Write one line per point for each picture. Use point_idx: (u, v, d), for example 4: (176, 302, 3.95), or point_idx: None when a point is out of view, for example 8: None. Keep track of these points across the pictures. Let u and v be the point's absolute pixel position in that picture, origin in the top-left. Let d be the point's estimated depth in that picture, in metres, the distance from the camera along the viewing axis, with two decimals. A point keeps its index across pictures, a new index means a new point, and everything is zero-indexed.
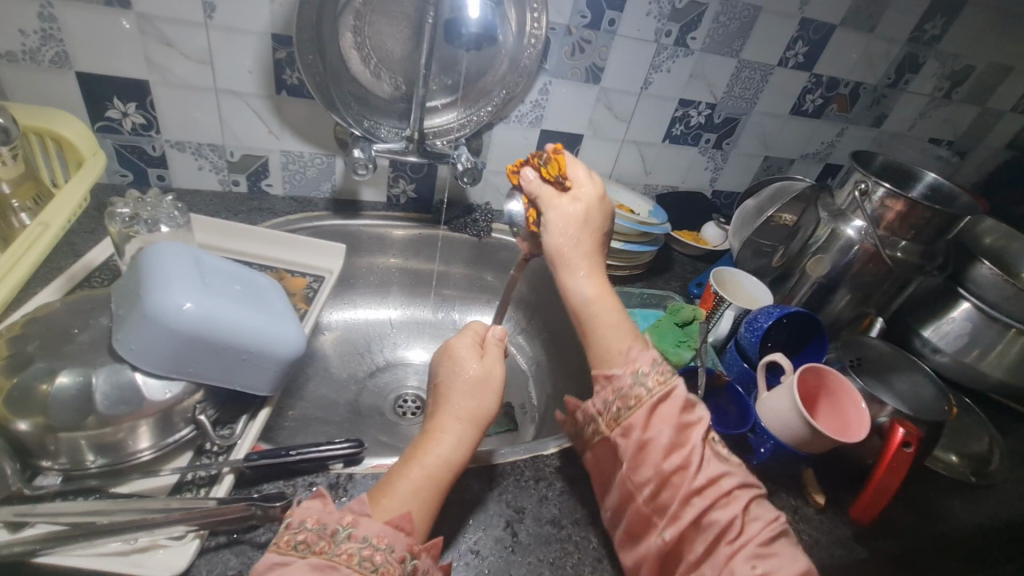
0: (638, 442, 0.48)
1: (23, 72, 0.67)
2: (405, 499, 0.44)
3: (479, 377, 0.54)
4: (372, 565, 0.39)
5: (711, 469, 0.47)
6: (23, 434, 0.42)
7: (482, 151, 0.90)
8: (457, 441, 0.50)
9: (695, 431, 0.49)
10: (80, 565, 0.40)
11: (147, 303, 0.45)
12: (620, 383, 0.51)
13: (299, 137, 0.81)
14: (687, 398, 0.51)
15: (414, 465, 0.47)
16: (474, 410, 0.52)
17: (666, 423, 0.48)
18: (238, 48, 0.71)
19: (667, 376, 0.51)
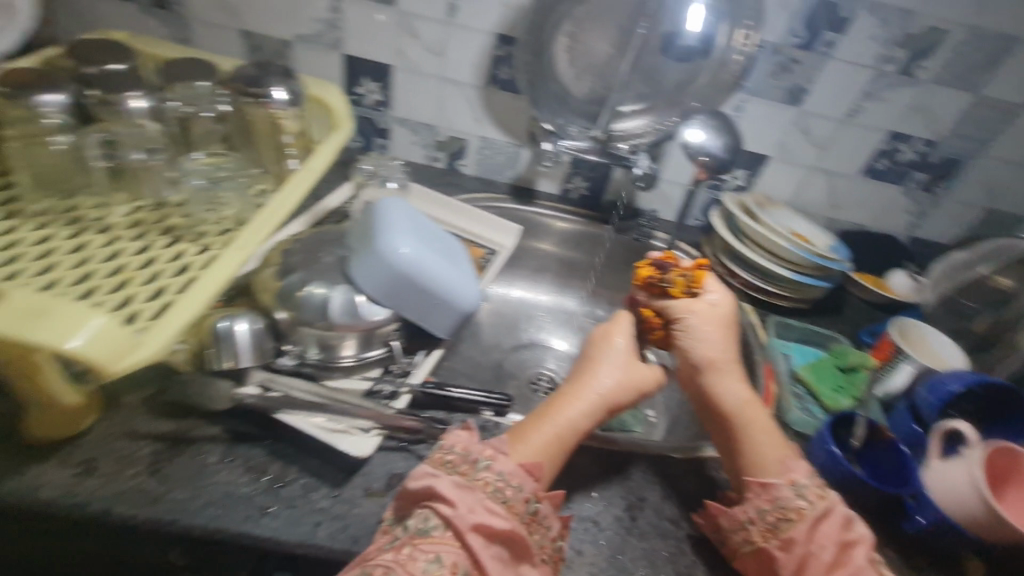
0: (799, 558, 0.46)
1: (309, 51, 0.86)
2: (537, 453, 0.50)
3: (629, 363, 0.57)
4: (502, 496, 0.46)
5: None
6: (279, 322, 0.56)
7: (660, 160, 0.92)
8: (593, 413, 0.54)
9: (859, 550, 0.46)
10: (300, 427, 0.50)
11: (377, 245, 0.56)
12: (778, 493, 0.50)
13: (498, 126, 0.91)
14: (854, 516, 0.49)
15: (547, 419, 0.53)
16: (615, 388, 0.56)
17: (823, 526, 0.47)
18: (468, 44, 0.82)
19: (827, 493, 0.50)
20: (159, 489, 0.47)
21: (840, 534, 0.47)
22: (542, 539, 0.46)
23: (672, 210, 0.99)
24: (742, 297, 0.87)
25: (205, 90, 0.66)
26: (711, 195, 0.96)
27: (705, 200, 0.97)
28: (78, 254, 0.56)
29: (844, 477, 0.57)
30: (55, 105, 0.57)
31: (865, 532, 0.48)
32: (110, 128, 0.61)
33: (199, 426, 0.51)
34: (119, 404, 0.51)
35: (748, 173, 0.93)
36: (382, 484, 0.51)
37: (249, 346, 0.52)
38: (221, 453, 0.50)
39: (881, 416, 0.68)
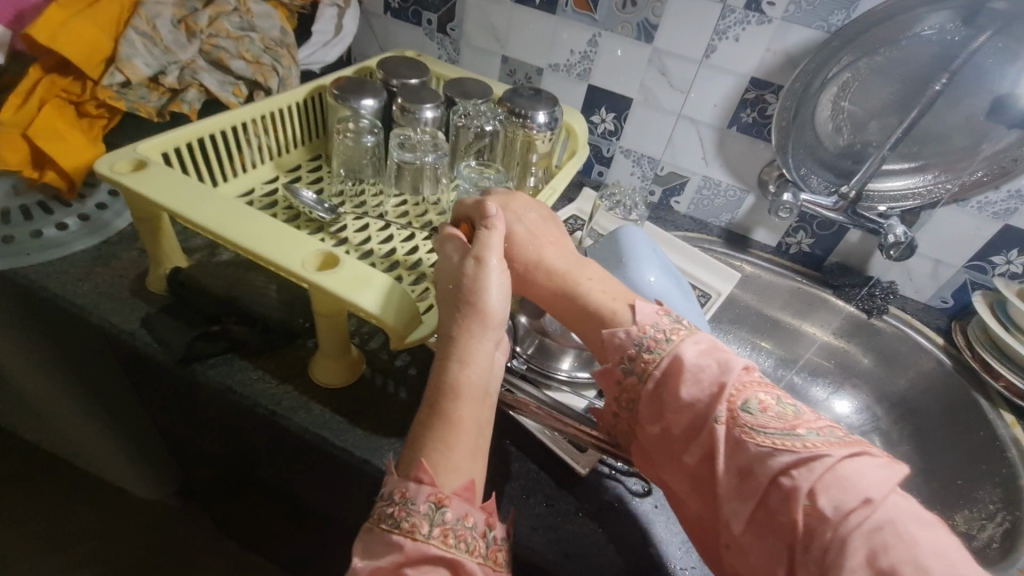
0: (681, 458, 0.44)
1: (558, 79, 0.92)
2: (424, 446, 0.42)
3: (464, 284, 0.48)
4: (398, 521, 0.39)
5: (752, 465, 0.40)
6: (518, 324, 0.63)
7: (915, 228, 0.81)
8: (453, 366, 0.45)
9: (705, 406, 0.43)
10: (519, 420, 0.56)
11: (628, 273, 0.58)
12: (615, 374, 0.48)
13: (726, 169, 0.89)
14: (706, 370, 0.44)
15: (428, 403, 0.44)
16: (469, 323, 0.47)
17: (672, 414, 0.44)
18: (718, 84, 0.82)
19: (653, 350, 0.47)
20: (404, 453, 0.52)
21: (688, 419, 0.43)
22: (470, 541, 0.39)
23: (913, 284, 0.87)
24: (1004, 404, 0.73)
25: (482, 108, 0.75)
26: (970, 276, 0.82)
27: (959, 280, 0.83)
28: (362, 232, 0.67)
29: None
30: (369, 109, 0.70)
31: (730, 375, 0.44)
32: (407, 132, 0.70)
33: None
34: (377, 367, 0.59)
35: None
36: (594, 508, 0.52)
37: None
38: None
39: None
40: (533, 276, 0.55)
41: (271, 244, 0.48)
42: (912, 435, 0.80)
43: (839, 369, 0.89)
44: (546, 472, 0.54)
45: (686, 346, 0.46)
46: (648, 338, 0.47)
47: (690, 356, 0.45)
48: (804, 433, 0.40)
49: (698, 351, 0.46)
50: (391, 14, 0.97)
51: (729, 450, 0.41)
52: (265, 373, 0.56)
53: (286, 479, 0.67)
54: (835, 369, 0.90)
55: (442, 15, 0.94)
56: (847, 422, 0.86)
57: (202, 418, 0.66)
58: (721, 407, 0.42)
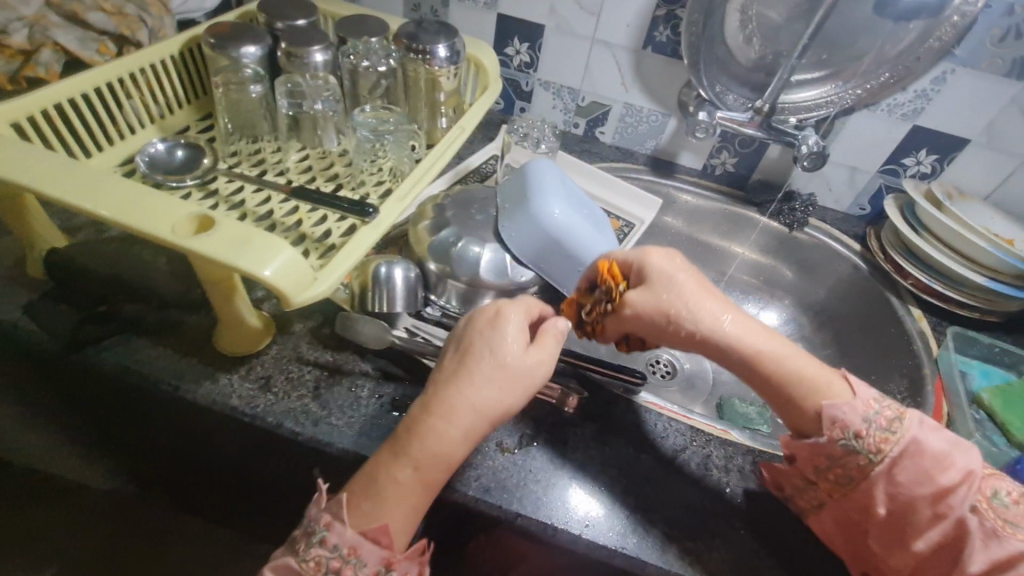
0: (880, 518, 0.44)
1: (465, 10, 0.87)
2: (390, 508, 0.43)
3: (510, 371, 0.45)
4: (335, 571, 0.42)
5: (992, 552, 0.41)
6: (429, 272, 0.58)
7: (830, 137, 0.82)
8: (460, 448, 0.44)
9: (958, 494, 0.42)
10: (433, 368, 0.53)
11: (531, 206, 0.56)
12: (829, 450, 0.45)
13: (646, 93, 0.87)
14: (936, 451, 0.43)
15: (408, 462, 0.43)
16: (496, 407, 0.44)
17: (917, 501, 0.43)
18: (628, 2, 0.78)
19: (889, 437, 0.44)
20: (319, 412, 0.51)
21: (936, 509, 0.42)
22: None
23: (832, 194, 0.88)
24: (913, 301, 0.76)
25: (375, 45, 0.69)
26: (884, 181, 0.84)
27: (875, 186, 0.85)
28: (261, 193, 0.63)
29: None
30: (253, 57, 0.65)
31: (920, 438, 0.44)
32: (295, 79, 0.65)
33: (353, 361, 0.55)
34: (288, 331, 0.57)
35: (937, 158, 0.80)
36: (514, 442, 0.53)
37: (401, 291, 0.56)
38: (371, 389, 0.54)
39: None
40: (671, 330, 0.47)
41: (133, 210, 0.44)
42: (834, 339, 0.84)
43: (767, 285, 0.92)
44: None
45: (914, 425, 0.44)
46: (877, 415, 0.44)
47: (939, 443, 0.44)
48: None
49: (928, 431, 0.44)
50: None
51: (970, 536, 0.42)
52: (167, 349, 0.53)
53: (224, 448, 0.67)
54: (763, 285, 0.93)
55: None
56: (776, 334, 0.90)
57: (121, 399, 0.64)
58: (972, 497, 0.42)
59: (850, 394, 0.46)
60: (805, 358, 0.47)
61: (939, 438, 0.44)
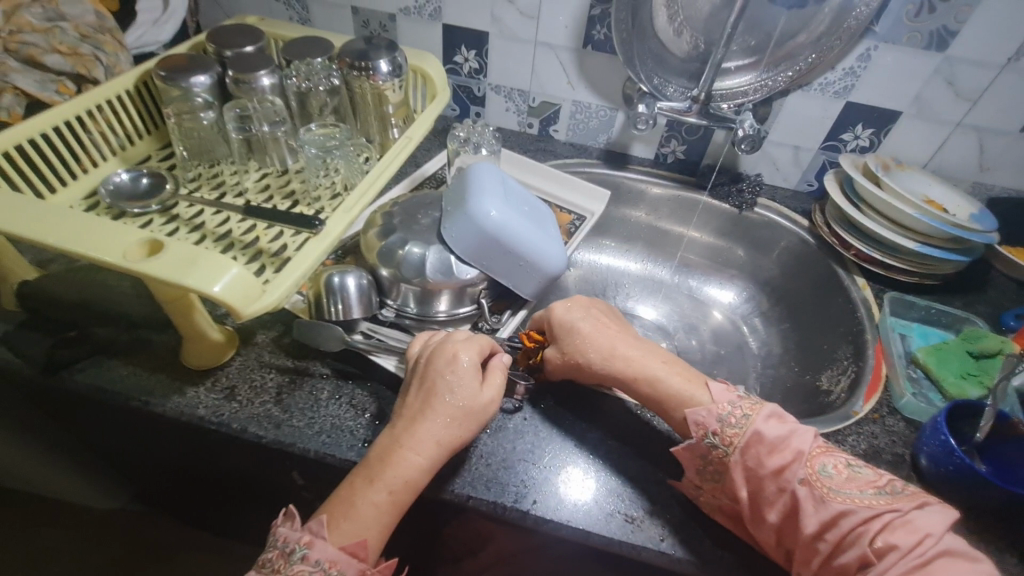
0: (744, 501, 0.48)
1: (412, 23, 0.90)
2: (364, 529, 0.46)
3: (469, 405, 0.50)
4: None
5: (820, 514, 0.45)
6: (382, 277, 0.61)
7: (770, 119, 0.85)
8: (427, 474, 0.49)
9: (792, 470, 0.47)
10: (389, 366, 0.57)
11: (470, 208, 0.58)
12: (701, 450, 0.50)
13: (592, 90, 0.90)
14: (774, 438, 0.48)
15: (382, 483, 0.47)
16: (457, 437, 0.50)
17: (761, 480, 0.47)
18: (563, 4, 0.81)
19: (737, 430, 0.49)
20: (282, 416, 0.54)
21: (776, 484, 0.47)
22: None
23: (779, 173, 0.91)
24: (857, 271, 0.79)
25: (319, 65, 0.73)
26: (827, 157, 0.87)
27: (818, 162, 0.88)
28: (220, 215, 0.66)
29: (958, 471, 0.52)
30: (203, 86, 0.68)
31: (764, 429, 0.49)
32: (243, 104, 0.69)
33: (314, 366, 0.59)
34: (252, 342, 0.61)
35: (874, 131, 0.83)
36: None
37: (356, 297, 0.59)
38: (331, 390, 0.57)
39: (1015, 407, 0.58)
40: (568, 361, 0.57)
41: (88, 240, 0.48)
42: (789, 313, 0.87)
43: (724, 265, 0.96)
44: None
45: (760, 422, 0.49)
46: (727, 414, 0.51)
47: (775, 430, 0.49)
48: (872, 491, 0.46)
49: (773, 423, 0.50)
50: None
51: (803, 505, 0.45)
52: (136, 368, 0.57)
53: (208, 456, 0.71)
54: (721, 265, 0.96)
55: None
56: (735, 312, 0.93)
57: (105, 418, 0.67)
58: (803, 471, 0.47)
59: (710, 398, 0.53)
60: (678, 377, 0.55)
61: (778, 427, 0.49)
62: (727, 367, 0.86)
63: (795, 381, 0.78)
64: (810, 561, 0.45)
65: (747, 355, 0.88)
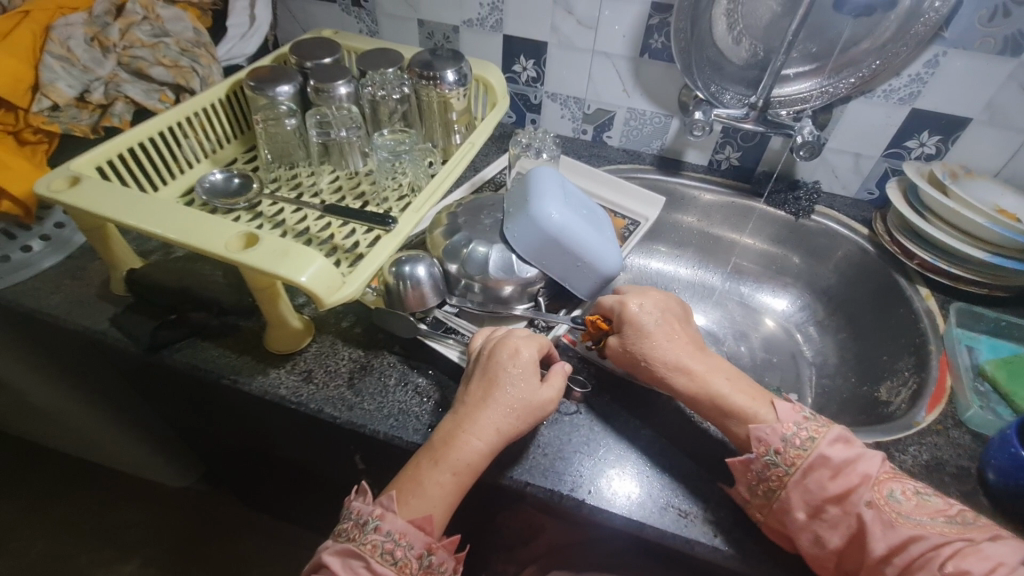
0: (802, 518, 0.48)
1: (474, 34, 0.94)
2: (429, 506, 0.49)
3: (528, 399, 0.53)
4: (392, 558, 0.47)
5: (889, 537, 0.45)
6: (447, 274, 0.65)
7: (830, 125, 0.84)
8: (487, 461, 0.51)
9: (858, 493, 0.47)
10: (452, 357, 0.60)
11: (532, 210, 0.61)
12: (758, 467, 0.50)
13: (646, 97, 0.91)
14: (838, 461, 0.48)
15: (446, 465, 0.50)
16: (515, 428, 0.52)
17: (824, 502, 0.47)
18: (622, 15, 0.84)
19: (803, 449, 0.49)
20: (354, 399, 0.59)
21: (839, 507, 0.47)
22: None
23: (838, 181, 0.90)
24: (920, 281, 0.77)
25: (390, 75, 0.78)
26: (889, 165, 0.86)
27: (880, 170, 0.87)
28: (299, 212, 0.72)
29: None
30: (287, 95, 0.74)
31: (829, 453, 0.49)
32: (323, 111, 0.74)
33: (382, 354, 0.63)
34: (327, 330, 0.65)
35: (941, 138, 0.81)
36: None
37: (428, 285, 0.61)
38: (398, 377, 0.61)
39: None
40: (637, 367, 0.58)
41: (193, 232, 0.54)
42: (846, 322, 0.85)
43: (778, 272, 0.95)
44: None
45: (824, 445, 0.49)
46: (792, 435, 0.50)
47: (839, 452, 0.49)
48: (942, 519, 0.46)
49: (838, 447, 0.49)
50: None
51: (870, 527, 0.46)
52: (225, 349, 0.63)
53: (279, 437, 0.76)
54: (774, 272, 0.95)
55: None
56: (789, 320, 0.92)
57: (192, 396, 0.74)
58: (868, 495, 0.47)
59: (774, 415, 0.52)
60: (741, 392, 0.54)
61: (843, 450, 0.49)
62: (780, 375, 0.86)
63: (851, 392, 0.77)
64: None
65: (800, 363, 0.87)
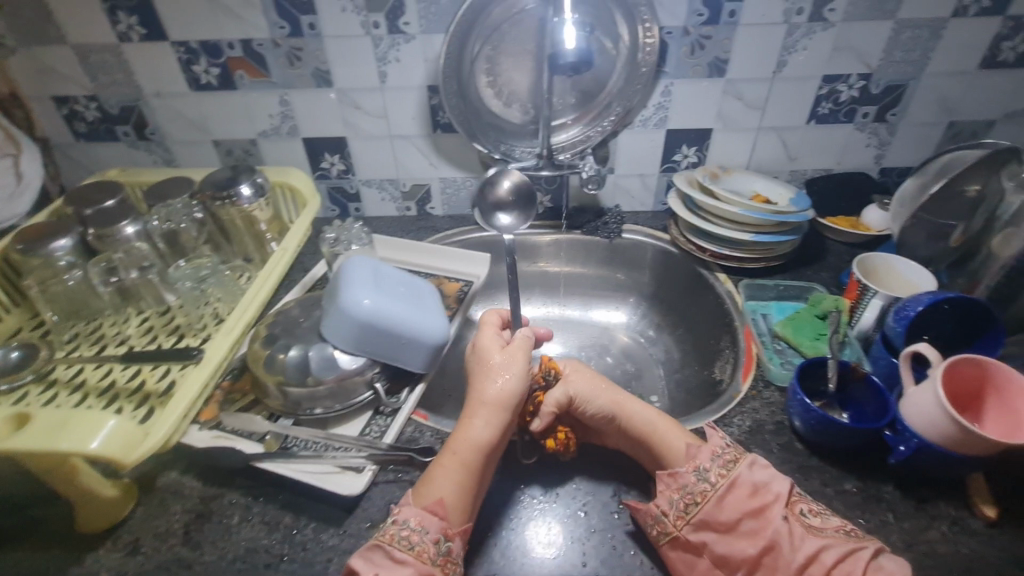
0: (726, 528, 0.53)
1: (273, 143, 0.96)
2: (440, 489, 0.54)
3: (508, 369, 0.63)
4: (410, 544, 0.50)
5: (803, 550, 0.50)
6: (272, 387, 0.63)
7: (611, 157, 0.96)
8: (490, 433, 0.58)
9: (774, 509, 0.52)
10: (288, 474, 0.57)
11: (343, 299, 0.62)
12: (683, 480, 0.55)
13: (452, 166, 0.98)
14: (758, 481, 0.54)
15: (450, 450, 0.57)
16: (509, 399, 0.61)
17: (743, 515, 0.53)
18: (405, 101, 0.91)
19: (730, 470, 0.55)
20: (191, 554, 0.53)
21: (755, 521, 0.52)
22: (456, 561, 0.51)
23: (635, 200, 1.02)
24: (717, 268, 0.89)
25: (179, 204, 0.76)
26: (669, 178, 0.99)
27: (664, 183, 1.00)
28: (102, 368, 0.66)
29: (821, 422, 0.58)
30: (65, 248, 0.70)
31: (747, 476, 0.54)
32: (109, 257, 0.71)
33: (220, 492, 0.59)
34: (154, 487, 0.59)
35: (697, 148, 0.95)
36: (382, 514, 0.57)
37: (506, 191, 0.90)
38: (240, 514, 0.57)
39: (860, 355, 0.67)
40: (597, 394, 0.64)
41: None
42: (676, 319, 0.95)
43: (613, 289, 1.04)
44: (334, 505, 0.58)
45: (744, 467, 0.55)
46: (721, 455, 0.57)
47: (760, 475, 0.54)
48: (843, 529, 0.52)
49: (756, 469, 0.55)
50: (84, 139, 0.94)
51: (784, 537, 0.51)
52: (26, 550, 0.54)
53: None
54: (611, 290, 1.04)
55: (134, 124, 0.93)
56: (635, 329, 1.01)
57: None
58: (783, 510, 0.52)
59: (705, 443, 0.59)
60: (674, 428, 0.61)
61: (761, 472, 0.55)
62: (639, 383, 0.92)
63: (694, 380, 0.85)
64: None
65: (653, 366, 0.95)
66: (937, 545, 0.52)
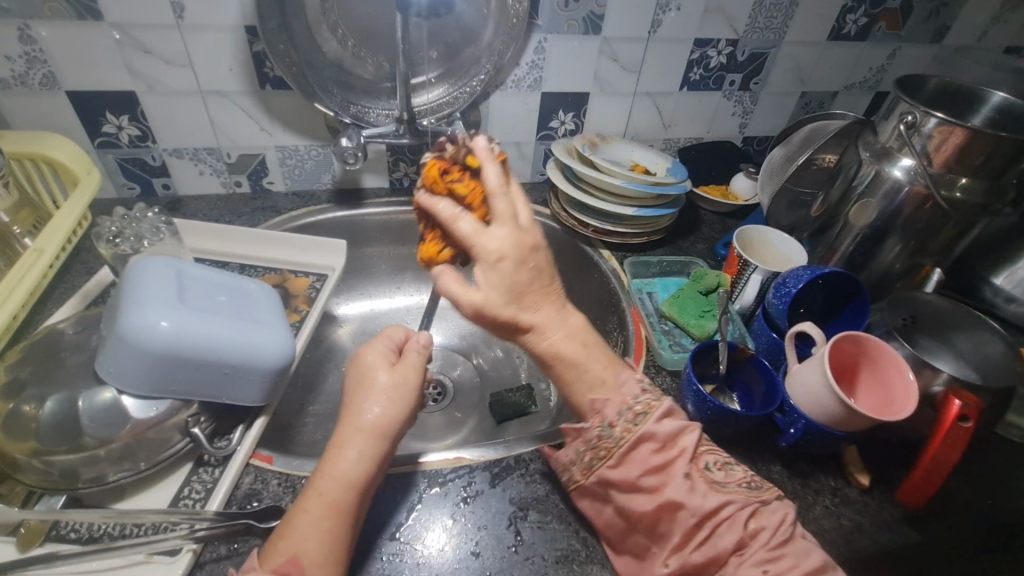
0: (622, 487, 0.45)
1: (14, 97, 0.68)
2: (301, 537, 0.41)
3: (395, 386, 0.50)
4: None
5: (701, 505, 0.43)
6: (18, 459, 0.43)
7: (482, 123, 0.85)
8: (371, 464, 0.46)
9: (676, 465, 0.44)
10: None
11: (123, 325, 0.44)
12: (588, 435, 0.47)
13: (292, 131, 0.80)
14: (666, 435, 0.45)
15: (313, 490, 0.44)
16: (392, 418, 0.49)
17: (651, 471, 0.44)
18: (215, 46, 0.69)
19: (634, 422, 0.46)
20: None
21: (657, 477, 0.44)
22: None
23: (513, 170, 0.93)
24: (600, 245, 0.84)
25: None
26: (546, 146, 0.91)
27: (541, 152, 0.92)
28: None
29: (716, 413, 0.54)
30: None
31: (657, 428, 0.45)
32: None
33: None
34: None
35: (574, 114, 0.88)
36: None
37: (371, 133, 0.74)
38: None
39: (743, 331, 0.65)
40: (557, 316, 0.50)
41: None
42: None
43: None
44: None
45: (658, 416, 0.46)
46: (631, 404, 0.47)
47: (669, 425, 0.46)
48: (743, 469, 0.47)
49: (669, 419, 0.46)
50: None
51: (681, 496, 0.43)
52: None
53: None
54: None
55: None
56: None
57: None
58: (688, 466, 0.44)
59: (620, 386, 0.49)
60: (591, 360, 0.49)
61: (671, 422, 0.46)
62: (526, 372, 0.86)
63: None
64: (676, 541, 0.43)
65: None
66: (823, 521, 0.52)
